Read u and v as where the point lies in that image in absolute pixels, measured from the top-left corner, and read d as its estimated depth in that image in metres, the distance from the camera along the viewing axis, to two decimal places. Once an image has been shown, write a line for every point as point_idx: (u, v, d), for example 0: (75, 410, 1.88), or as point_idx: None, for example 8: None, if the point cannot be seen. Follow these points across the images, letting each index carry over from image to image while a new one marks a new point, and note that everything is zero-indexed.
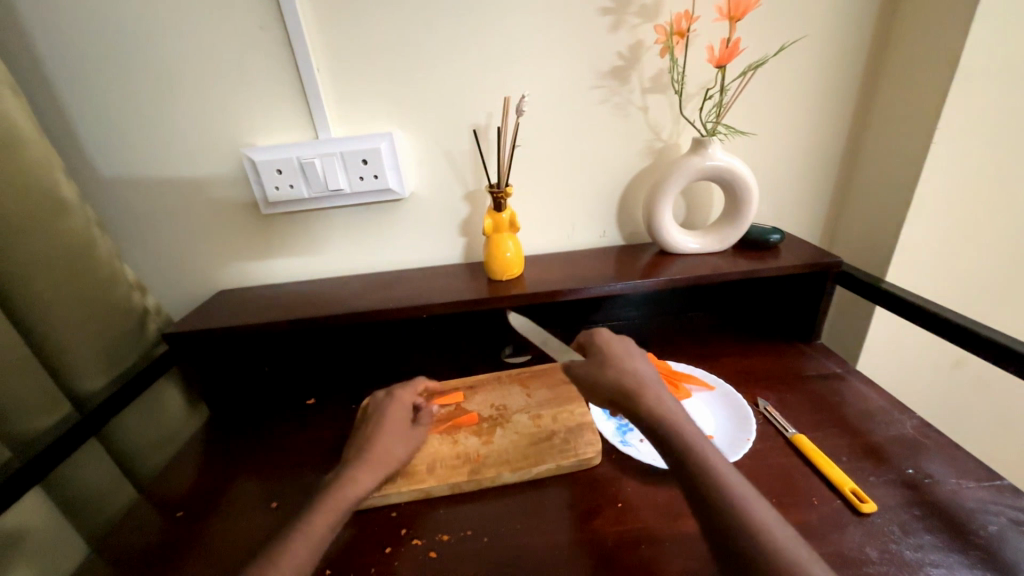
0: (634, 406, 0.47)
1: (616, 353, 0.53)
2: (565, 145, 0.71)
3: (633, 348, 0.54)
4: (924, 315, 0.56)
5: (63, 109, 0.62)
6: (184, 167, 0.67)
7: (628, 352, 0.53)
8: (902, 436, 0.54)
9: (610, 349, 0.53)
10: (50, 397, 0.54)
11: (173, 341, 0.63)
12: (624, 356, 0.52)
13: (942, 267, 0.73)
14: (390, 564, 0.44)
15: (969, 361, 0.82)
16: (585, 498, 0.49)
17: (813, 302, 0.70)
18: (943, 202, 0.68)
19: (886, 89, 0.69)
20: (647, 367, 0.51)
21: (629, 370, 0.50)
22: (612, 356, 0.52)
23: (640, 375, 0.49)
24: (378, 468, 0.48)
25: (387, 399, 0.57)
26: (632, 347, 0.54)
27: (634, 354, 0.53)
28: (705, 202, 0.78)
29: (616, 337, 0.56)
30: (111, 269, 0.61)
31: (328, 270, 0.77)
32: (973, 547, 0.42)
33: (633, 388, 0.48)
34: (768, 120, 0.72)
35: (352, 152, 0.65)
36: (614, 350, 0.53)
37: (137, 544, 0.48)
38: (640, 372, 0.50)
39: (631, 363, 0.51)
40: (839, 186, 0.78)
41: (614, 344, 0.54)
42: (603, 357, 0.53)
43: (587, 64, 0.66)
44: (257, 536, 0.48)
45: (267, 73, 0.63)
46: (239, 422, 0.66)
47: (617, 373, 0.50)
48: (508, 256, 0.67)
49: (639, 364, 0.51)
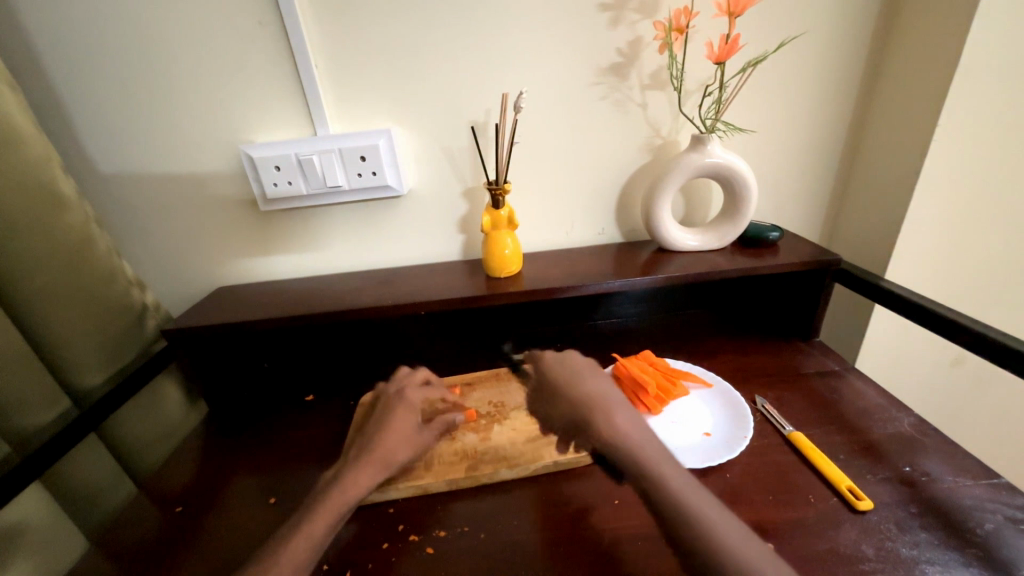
0: (589, 431, 0.47)
1: (564, 375, 0.53)
2: (564, 142, 0.71)
3: (584, 363, 0.54)
4: (922, 313, 0.55)
5: (60, 105, 0.62)
6: (183, 164, 0.67)
7: (577, 371, 0.53)
8: (900, 434, 0.54)
9: (559, 372, 0.54)
10: (50, 391, 0.54)
11: (173, 338, 0.63)
12: (575, 377, 0.52)
13: (942, 264, 0.73)
14: (387, 560, 0.44)
15: (967, 359, 0.82)
16: (568, 502, 0.49)
17: (812, 300, 0.70)
18: (943, 200, 0.68)
19: (886, 87, 0.69)
20: (599, 383, 0.51)
21: (579, 391, 0.50)
22: (562, 381, 0.53)
23: (590, 394, 0.49)
24: (376, 471, 0.47)
25: (396, 399, 0.54)
26: (582, 362, 0.54)
27: (585, 371, 0.53)
28: (704, 199, 0.78)
29: (566, 356, 0.56)
30: (110, 266, 0.61)
31: (326, 267, 0.77)
32: (969, 544, 0.42)
33: (584, 412, 0.48)
34: (768, 117, 0.72)
35: (350, 149, 0.65)
36: (561, 373, 0.54)
37: (135, 539, 0.49)
38: (591, 391, 0.50)
39: (580, 384, 0.51)
40: (839, 183, 0.78)
41: (562, 364, 0.55)
42: (554, 382, 0.53)
43: (586, 60, 0.66)
44: (255, 531, 0.48)
45: (265, 70, 0.62)
46: (238, 418, 0.66)
47: (570, 399, 0.50)
48: (507, 254, 0.67)
49: (589, 382, 0.51)
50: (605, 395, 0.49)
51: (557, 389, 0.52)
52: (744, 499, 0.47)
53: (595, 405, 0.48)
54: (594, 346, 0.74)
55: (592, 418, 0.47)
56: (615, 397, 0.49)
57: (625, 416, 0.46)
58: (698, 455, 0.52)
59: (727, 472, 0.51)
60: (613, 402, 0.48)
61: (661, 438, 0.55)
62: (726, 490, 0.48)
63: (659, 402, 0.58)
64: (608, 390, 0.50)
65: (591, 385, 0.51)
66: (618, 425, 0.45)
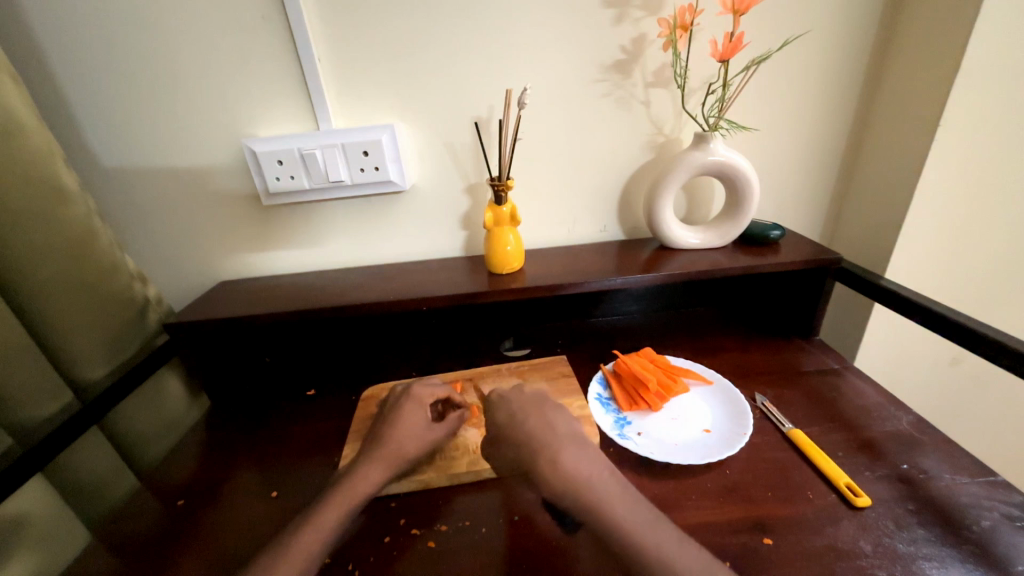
0: (535, 478, 0.43)
1: (507, 413, 0.48)
2: (567, 139, 0.71)
3: (529, 397, 0.49)
4: (923, 313, 0.56)
5: (61, 98, 0.62)
6: (186, 158, 0.67)
7: (521, 407, 0.48)
8: (898, 432, 0.55)
9: (503, 409, 0.49)
10: (52, 384, 0.54)
11: (174, 332, 0.63)
12: (519, 414, 0.48)
13: (942, 264, 0.73)
14: (390, 553, 0.44)
15: (966, 359, 0.82)
16: (531, 535, 0.45)
17: (812, 299, 0.70)
18: (944, 200, 0.68)
19: (889, 87, 0.69)
20: (542, 420, 0.46)
21: (523, 432, 0.46)
22: (504, 421, 0.48)
23: (533, 436, 0.45)
24: (387, 466, 0.47)
25: (403, 395, 0.55)
26: (526, 396, 0.49)
27: (528, 406, 0.48)
28: (706, 197, 0.78)
29: (510, 390, 0.51)
30: (113, 259, 0.62)
31: (329, 262, 0.77)
32: (966, 541, 0.42)
33: (529, 456, 0.44)
34: (771, 115, 0.72)
35: (353, 144, 0.65)
36: (503, 411, 0.49)
37: (140, 531, 0.49)
38: (534, 430, 0.45)
39: (523, 423, 0.46)
40: (841, 182, 0.78)
41: (505, 400, 0.50)
42: (497, 422, 0.48)
43: (589, 57, 0.66)
44: (259, 523, 0.49)
45: (268, 64, 0.62)
46: (240, 412, 0.67)
47: (515, 441, 0.46)
48: (509, 250, 0.67)
49: (532, 421, 0.46)
50: (550, 435, 0.44)
51: (500, 430, 0.48)
52: (743, 495, 0.48)
53: (538, 447, 0.43)
54: (595, 342, 0.75)
55: (537, 464, 0.42)
56: (563, 434, 0.44)
57: (572, 455, 0.42)
58: (698, 451, 0.52)
59: (726, 469, 0.51)
60: (558, 441, 0.44)
61: (661, 434, 0.55)
62: (725, 486, 0.49)
63: (659, 398, 0.59)
64: (554, 427, 0.45)
65: (535, 423, 0.46)
66: (565, 470, 0.41)
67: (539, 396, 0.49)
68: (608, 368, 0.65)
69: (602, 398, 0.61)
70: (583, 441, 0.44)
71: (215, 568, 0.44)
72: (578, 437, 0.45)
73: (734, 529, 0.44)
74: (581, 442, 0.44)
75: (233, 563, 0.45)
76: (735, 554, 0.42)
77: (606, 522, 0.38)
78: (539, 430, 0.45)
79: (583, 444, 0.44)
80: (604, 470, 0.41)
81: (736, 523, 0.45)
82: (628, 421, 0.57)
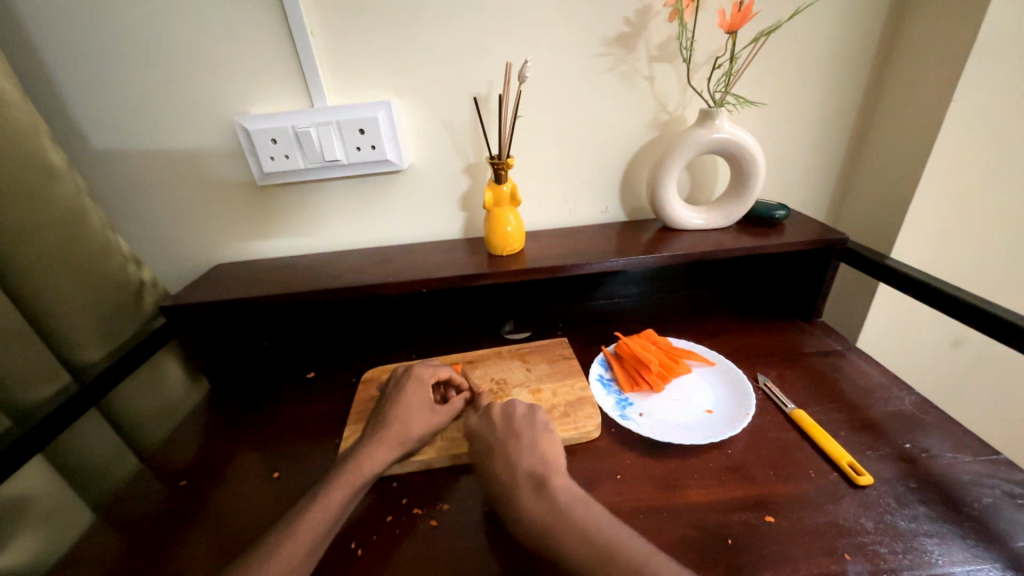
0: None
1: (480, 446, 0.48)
2: (569, 117, 0.69)
3: (501, 423, 0.49)
4: (929, 293, 0.55)
5: (43, 72, 0.59)
6: (177, 137, 0.65)
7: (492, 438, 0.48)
8: (901, 412, 0.55)
9: None
10: (47, 366, 0.54)
11: (171, 314, 0.62)
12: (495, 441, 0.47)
13: (949, 244, 0.73)
14: (394, 531, 0.45)
15: (967, 341, 0.82)
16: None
17: (815, 281, 0.70)
18: (953, 178, 0.67)
19: (900, 61, 0.67)
20: (509, 456, 0.46)
21: None
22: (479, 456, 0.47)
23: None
24: (393, 446, 0.48)
25: (406, 375, 0.55)
26: (495, 425, 0.49)
27: (497, 439, 0.48)
28: (709, 177, 0.76)
29: (481, 416, 0.51)
30: (104, 241, 0.60)
31: (326, 245, 0.76)
32: (967, 517, 0.42)
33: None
34: (778, 90, 0.70)
35: (349, 121, 0.63)
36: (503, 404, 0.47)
37: (144, 511, 0.49)
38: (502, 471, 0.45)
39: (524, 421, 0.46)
40: (848, 161, 0.77)
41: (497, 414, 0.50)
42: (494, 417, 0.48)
43: (593, 30, 0.64)
44: (261, 503, 0.49)
45: (259, 37, 0.60)
46: (240, 395, 0.66)
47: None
48: (509, 231, 0.66)
49: (503, 456, 0.46)
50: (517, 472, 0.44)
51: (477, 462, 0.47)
52: (744, 474, 0.48)
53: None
54: (596, 325, 0.74)
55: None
56: (527, 469, 0.44)
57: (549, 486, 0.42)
58: (700, 431, 0.52)
59: (729, 449, 0.51)
60: (524, 480, 0.43)
61: (663, 415, 0.55)
62: (726, 466, 0.49)
63: (661, 378, 0.58)
64: (518, 461, 0.45)
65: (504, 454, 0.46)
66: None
67: (508, 421, 0.49)
68: (610, 350, 0.65)
69: (604, 379, 0.61)
70: None
71: (219, 547, 0.44)
72: (550, 467, 0.44)
73: (735, 507, 0.45)
74: (550, 473, 0.43)
75: (237, 544, 0.45)
76: (735, 532, 0.42)
77: None
78: (507, 466, 0.45)
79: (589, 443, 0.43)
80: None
81: (737, 501, 0.45)
82: (629, 402, 0.57)
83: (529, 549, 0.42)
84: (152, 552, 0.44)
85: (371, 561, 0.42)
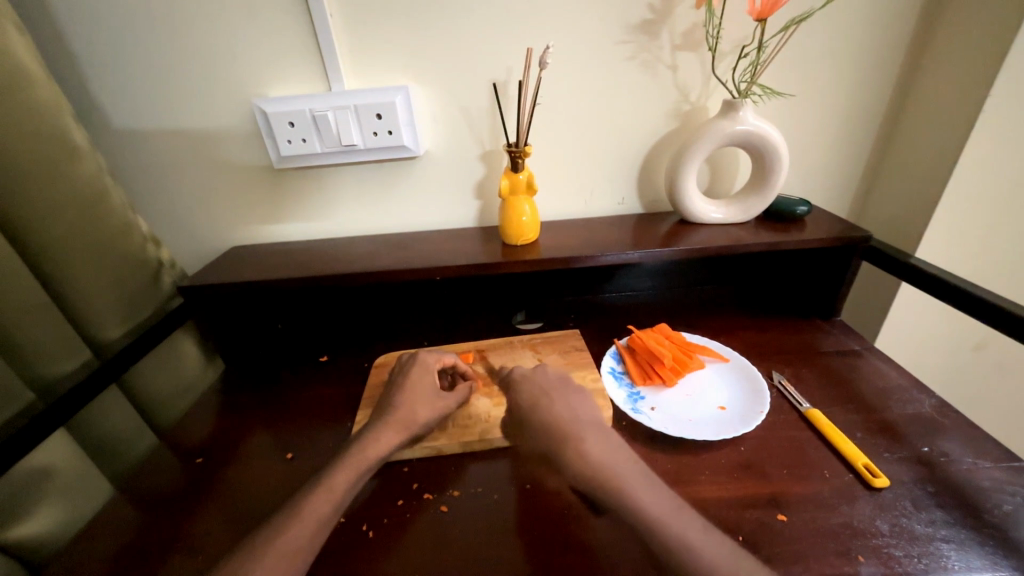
0: None
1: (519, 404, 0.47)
2: (587, 105, 0.68)
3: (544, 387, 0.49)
4: (959, 296, 0.53)
5: (65, 49, 0.60)
6: (195, 119, 0.65)
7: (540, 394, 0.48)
8: (920, 415, 0.53)
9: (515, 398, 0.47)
10: (69, 343, 0.55)
11: (188, 295, 0.63)
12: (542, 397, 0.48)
13: (976, 245, 0.71)
14: (404, 515, 0.45)
15: (989, 345, 0.80)
16: (538, 508, 0.45)
17: (836, 279, 0.68)
18: (985, 178, 0.65)
19: (937, 51, 0.64)
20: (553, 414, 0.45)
21: None
22: None
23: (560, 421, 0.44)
24: (400, 430, 0.48)
25: (411, 361, 0.56)
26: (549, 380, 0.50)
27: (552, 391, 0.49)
28: (730, 169, 0.75)
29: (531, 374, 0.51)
30: (125, 220, 0.61)
31: (339, 230, 0.76)
32: (986, 524, 0.41)
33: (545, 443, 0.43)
34: (806, 81, 0.68)
35: (366, 105, 0.63)
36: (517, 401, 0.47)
37: (159, 484, 0.50)
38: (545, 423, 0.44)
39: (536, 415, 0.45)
40: (875, 157, 0.74)
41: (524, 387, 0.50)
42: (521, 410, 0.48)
43: (616, 16, 0.62)
44: (275, 482, 0.50)
45: (278, 17, 0.59)
46: (253, 375, 0.67)
47: None
48: (524, 220, 0.65)
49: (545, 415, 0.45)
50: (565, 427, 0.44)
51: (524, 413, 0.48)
52: (756, 471, 0.48)
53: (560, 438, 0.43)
54: (607, 318, 0.73)
55: None
56: (579, 427, 0.44)
57: (583, 452, 0.41)
58: (713, 426, 0.52)
59: (741, 446, 0.50)
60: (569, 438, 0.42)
61: (675, 410, 0.55)
62: (737, 463, 0.49)
63: (674, 373, 0.58)
64: (580, 416, 0.45)
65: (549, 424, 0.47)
66: (589, 459, 0.40)
67: (562, 379, 0.50)
68: (622, 344, 0.64)
69: (615, 372, 0.60)
70: (595, 437, 0.44)
71: (230, 525, 0.45)
72: (594, 432, 0.44)
73: (747, 504, 0.44)
74: (605, 430, 0.44)
75: (251, 521, 0.45)
76: (747, 529, 0.42)
77: (623, 495, 0.38)
78: (567, 420, 0.45)
79: (594, 439, 0.43)
80: (615, 463, 0.41)
81: (749, 499, 0.45)
82: (641, 396, 0.57)
83: (538, 538, 0.42)
84: (167, 526, 0.45)
85: (381, 543, 0.42)
